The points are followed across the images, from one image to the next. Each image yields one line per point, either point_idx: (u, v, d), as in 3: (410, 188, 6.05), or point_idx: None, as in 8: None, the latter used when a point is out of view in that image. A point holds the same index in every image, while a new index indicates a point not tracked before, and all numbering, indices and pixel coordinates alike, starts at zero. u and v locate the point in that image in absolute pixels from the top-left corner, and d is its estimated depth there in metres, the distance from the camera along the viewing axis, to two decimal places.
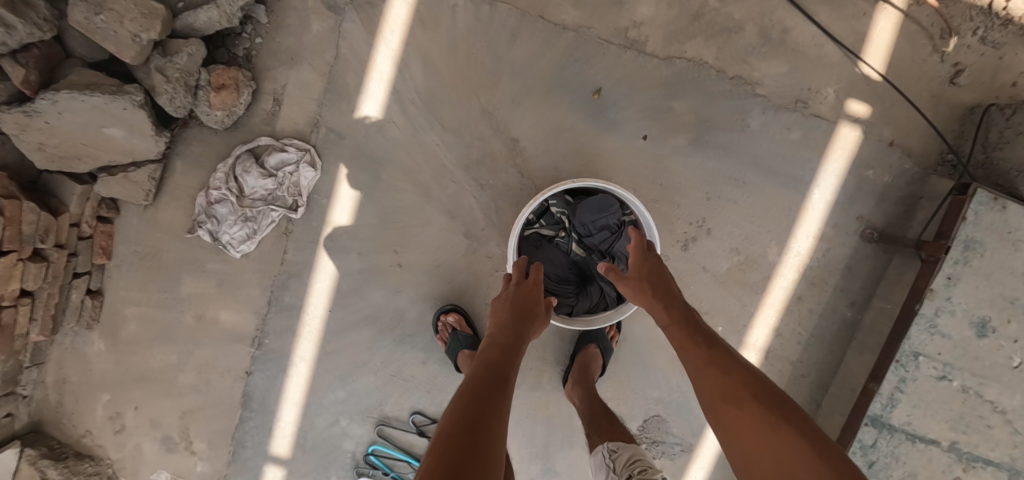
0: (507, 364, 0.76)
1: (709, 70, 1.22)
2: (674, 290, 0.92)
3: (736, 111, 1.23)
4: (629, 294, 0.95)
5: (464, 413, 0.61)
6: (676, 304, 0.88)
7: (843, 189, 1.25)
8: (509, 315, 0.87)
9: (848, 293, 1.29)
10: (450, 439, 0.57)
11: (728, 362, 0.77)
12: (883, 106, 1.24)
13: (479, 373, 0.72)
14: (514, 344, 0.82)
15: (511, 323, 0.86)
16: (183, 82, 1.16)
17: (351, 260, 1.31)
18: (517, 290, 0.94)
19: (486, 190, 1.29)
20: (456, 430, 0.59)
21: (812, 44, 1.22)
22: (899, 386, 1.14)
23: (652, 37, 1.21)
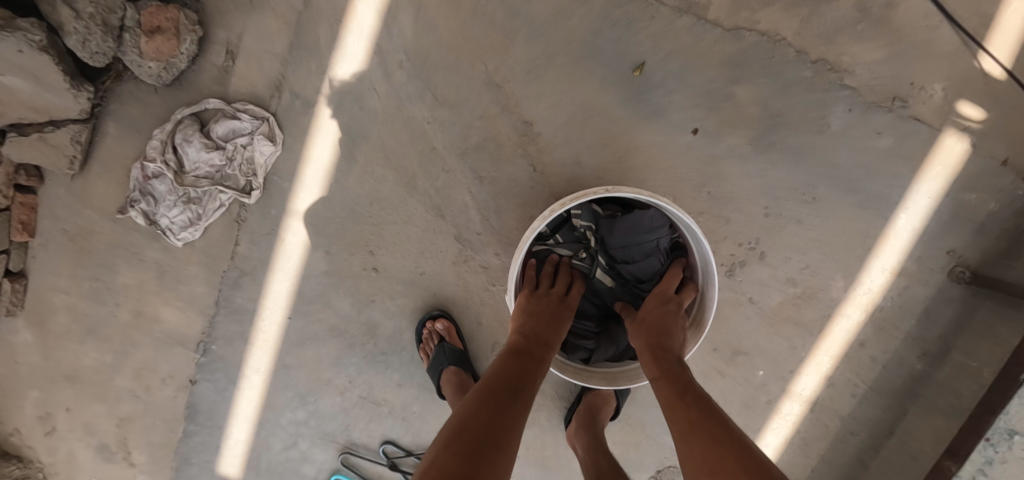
0: (531, 371, 0.69)
1: (786, 49, 0.94)
2: (676, 348, 0.75)
3: (815, 107, 0.96)
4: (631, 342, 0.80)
5: (471, 425, 0.55)
6: (670, 359, 0.72)
7: (936, 214, 0.99)
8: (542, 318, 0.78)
9: (923, 342, 1.05)
10: (460, 444, 0.52)
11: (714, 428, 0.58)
12: (1006, 112, 0.96)
13: (499, 377, 0.65)
14: (543, 350, 0.73)
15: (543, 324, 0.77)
16: (99, 21, 0.89)
17: (317, 259, 1.08)
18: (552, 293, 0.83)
19: (488, 185, 1.03)
20: (463, 435, 0.53)
21: (926, 23, 0.93)
22: (983, 469, 0.92)
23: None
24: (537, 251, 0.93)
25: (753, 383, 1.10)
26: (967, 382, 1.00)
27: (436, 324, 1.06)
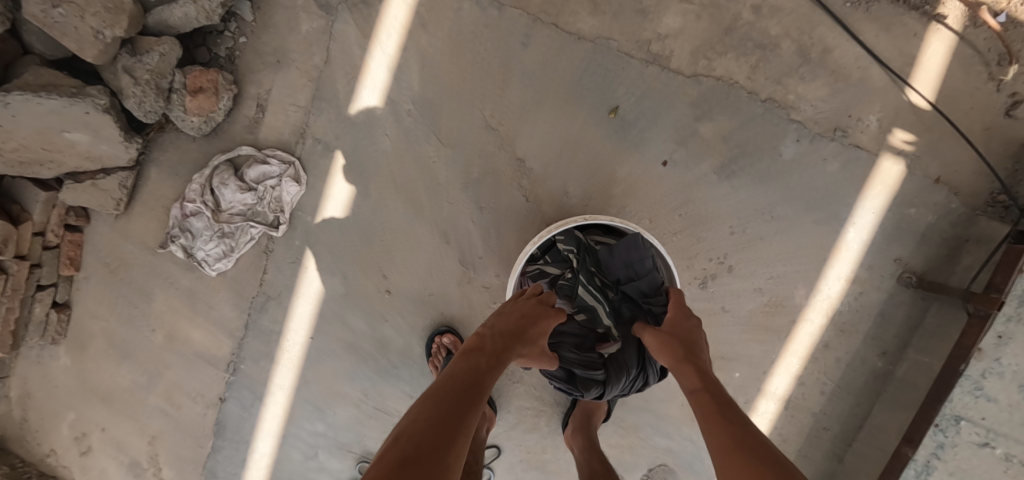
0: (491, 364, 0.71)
1: (740, 90, 1.10)
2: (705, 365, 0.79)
3: (767, 138, 1.11)
4: (655, 352, 0.84)
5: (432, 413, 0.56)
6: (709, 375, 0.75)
7: (881, 228, 1.13)
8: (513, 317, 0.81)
9: (880, 342, 1.17)
10: (418, 426, 0.53)
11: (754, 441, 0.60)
12: (934, 137, 1.11)
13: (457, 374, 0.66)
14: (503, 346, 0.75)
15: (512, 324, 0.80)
16: (155, 84, 1.04)
17: (336, 284, 1.20)
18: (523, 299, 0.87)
19: (487, 213, 1.17)
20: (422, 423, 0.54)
21: (858, 65, 1.09)
22: (936, 453, 1.03)
23: (679, 52, 1.09)
24: (529, 270, 1.04)
25: (732, 385, 1.21)
26: (921, 376, 1.12)
27: (443, 338, 1.17)
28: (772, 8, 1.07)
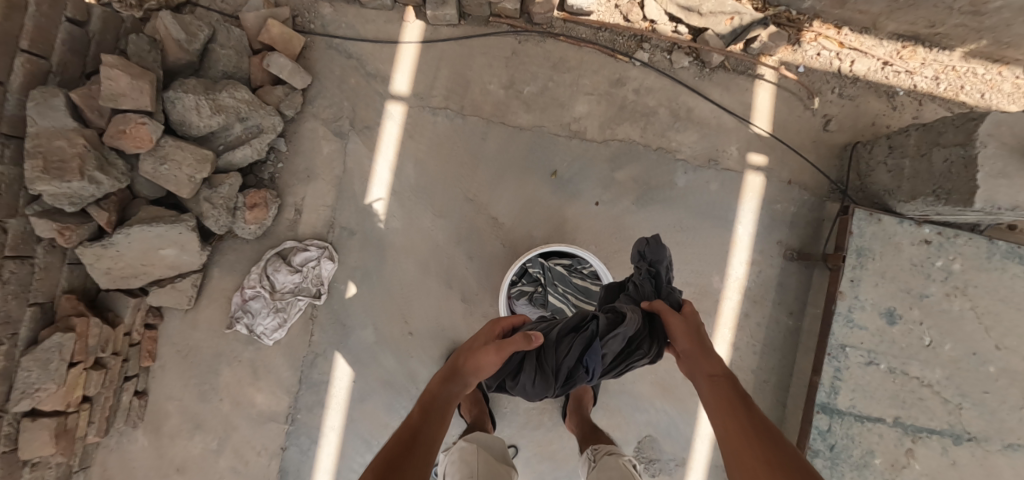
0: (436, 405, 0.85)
1: (638, 144, 1.57)
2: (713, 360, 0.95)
3: (665, 173, 1.56)
4: (678, 335, 0.97)
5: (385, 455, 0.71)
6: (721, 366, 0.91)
7: (760, 222, 1.56)
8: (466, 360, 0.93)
9: (784, 305, 1.55)
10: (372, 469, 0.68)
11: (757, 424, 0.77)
12: (777, 153, 1.58)
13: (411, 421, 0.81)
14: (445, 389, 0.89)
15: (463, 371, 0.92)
16: (225, 205, 1.44)
17: (368, 334, 1.55)
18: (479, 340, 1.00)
19: (476, 261, 1.57)
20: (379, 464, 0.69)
21: (713, 115, 1.58)
22: (837, 375, 1.39)
23: (591, 128, 1.58)
24: (513, 291, 1.40)
25: None
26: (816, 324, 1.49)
27: None
28: (646, 88, 1.58)
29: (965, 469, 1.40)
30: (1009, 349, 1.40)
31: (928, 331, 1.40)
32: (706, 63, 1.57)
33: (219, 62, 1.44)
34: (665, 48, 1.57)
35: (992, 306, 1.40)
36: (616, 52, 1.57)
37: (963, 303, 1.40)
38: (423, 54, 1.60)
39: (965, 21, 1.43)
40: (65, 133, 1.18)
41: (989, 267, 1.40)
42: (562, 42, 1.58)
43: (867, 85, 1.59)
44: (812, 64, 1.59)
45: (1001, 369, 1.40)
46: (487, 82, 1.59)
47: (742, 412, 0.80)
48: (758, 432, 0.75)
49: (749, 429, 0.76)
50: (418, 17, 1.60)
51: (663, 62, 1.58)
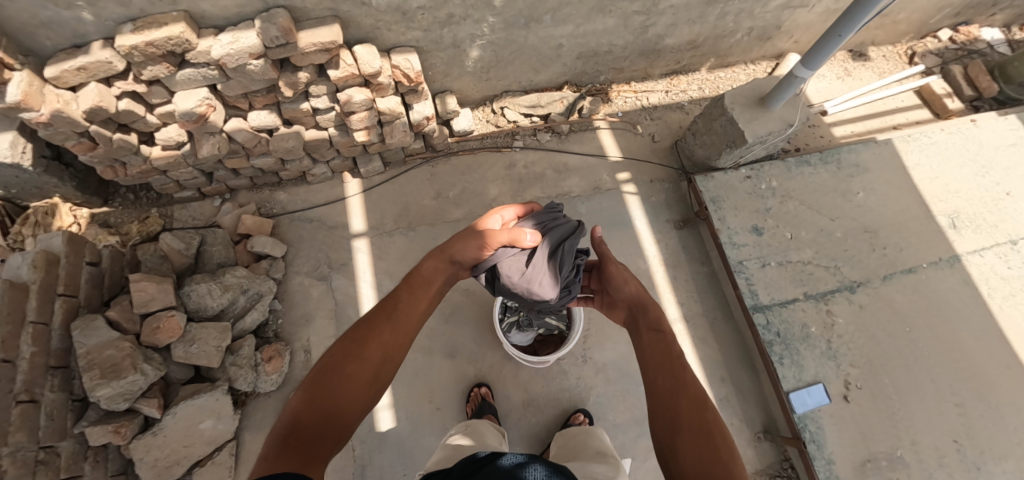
0: (380, 324, 0.95)
1: (544, 198, 2.14)
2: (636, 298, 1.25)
3: (570, 208, 2.13)
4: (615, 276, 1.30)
5: (329, 372, 0.86)
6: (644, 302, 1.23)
7: (648, 213, 2.14)
8: (464, 245, 1.18)
9: (694, 259, 2.07)
10: (322, 385, 0.84)
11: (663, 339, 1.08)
12: (634, 167, 2.23)
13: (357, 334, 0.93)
14: (392, 307, 1.00)
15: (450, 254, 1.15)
16: (248, 364, 1.67)
17: (404, 425, 1.78)
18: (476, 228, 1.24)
19: (467, 327, 1.93)
20: (326, 380, 0.85)
21: (581, 160, 2.23)
22: (750, 282, 1.87)
23: (507, 200, 2.13)
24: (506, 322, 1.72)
25: None
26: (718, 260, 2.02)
27: (480, 388, 1.81)
28: (531, 161, 2.20)
29: (870, 307, 1.86)
30: (838, 218, 2.00)
31: (786, 229, 1.96)
32: (561, 132, 2.27)
33: (213, 256, 1.79)
34: (530, 134, 2.25)
35: (810, 197, 2.03)
36: (501, 147, 2.22)
37: (794, 203, 2.01)
38: (367, 198, 2.11)
39: (693, 54, 2.30)
40: (111, 342, 1.42)
41: (793, 176, 2.06)
42: (461, 155, 2.20)
43: (665, 106, 2.37)
44: (624, 108, 2.34)
45: (843, 231, 1.98)
46: (421, 198, 2.12)
47: (680, 369, 0.99)
48: (684, 387, 0.95)
49: (681, 385, 0.95)
50: (355, 176, 2.14)
51: (533, 142, 2.24)
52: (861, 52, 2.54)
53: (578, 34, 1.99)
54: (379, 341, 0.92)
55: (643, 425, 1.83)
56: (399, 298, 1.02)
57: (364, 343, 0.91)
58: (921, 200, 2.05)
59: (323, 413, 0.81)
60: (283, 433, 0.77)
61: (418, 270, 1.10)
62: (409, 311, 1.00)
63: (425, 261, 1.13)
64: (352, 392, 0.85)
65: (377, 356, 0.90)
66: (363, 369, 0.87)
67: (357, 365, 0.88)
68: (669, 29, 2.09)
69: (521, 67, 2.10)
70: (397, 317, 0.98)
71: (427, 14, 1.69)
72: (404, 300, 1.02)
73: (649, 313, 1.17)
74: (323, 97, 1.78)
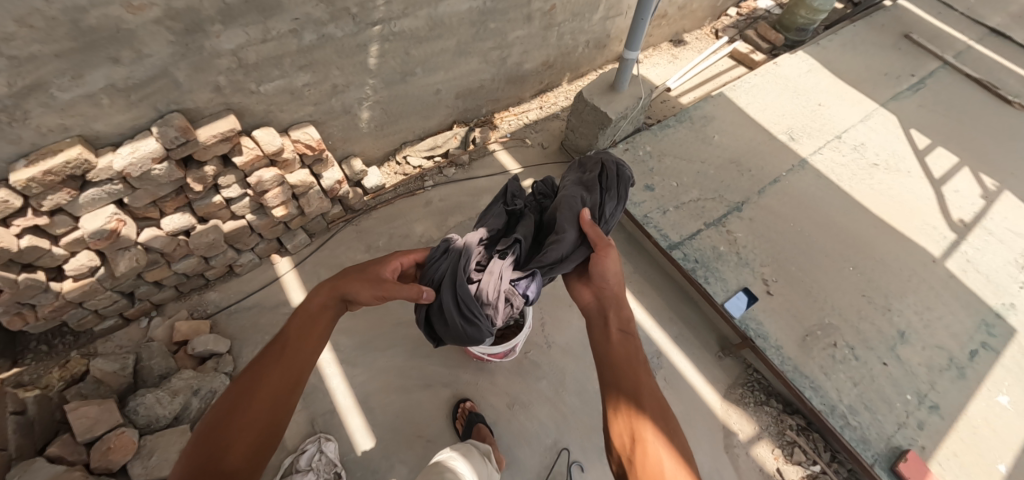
0: (265, 368, 1.00)
1: (467, 222, 2.34)
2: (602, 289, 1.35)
3: None
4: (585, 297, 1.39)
5: (219, 425, 0.90)
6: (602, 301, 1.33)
7: None
8: (361, 289, 1.20)
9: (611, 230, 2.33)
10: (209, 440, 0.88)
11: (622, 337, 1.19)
12: (535, 173, 2.51)
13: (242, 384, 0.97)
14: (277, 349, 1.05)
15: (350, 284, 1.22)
16: None
17: (399, 468, 1.74)
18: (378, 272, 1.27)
19: (432, 354, 1.97)
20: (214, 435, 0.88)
21: (489, 181, 2.48)
22: (659, 229, 2.13)
23: (436, 232, 2.29)
24: None
25: None
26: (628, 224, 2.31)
27: (466, 402, 1.83)
28: (446, 194, 2.41)
29: (758, 217, 2.19)
30: (708, 159, 2.38)
31: (671, 179, 2.29)
32: (464, 164, 2.51)
33: (154, 368, 1.73)
34: (437, 172, 2.47)
35: (680, 149, 2.40)
36: (414, 191, 2.41)
37: (670, 158, 2.37)
38: (301, 271, 2.17)
39: (551, 72, 2.71)
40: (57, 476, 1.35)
41: (661, 138, 2.44)
42: (381, 208, 2.36)
43: (544, 119, 2.73)
44: (511, 129, 2.67)
45: (715, 168, 2.35)
46: (354, 256, 2.21)
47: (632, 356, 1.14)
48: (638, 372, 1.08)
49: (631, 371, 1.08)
50: (283, 255, 2.20)
51: (442, 178, 2.46)
52: (679, 39, 3.12)
53: (451, 77, 2.30)
54: (281, 372, 1.00)
55: None
56: (285, 341, 1.07)
57: (265, 374, 0.98)
58: (762, 128, 2.50)
59: (228, 442, 0.88)
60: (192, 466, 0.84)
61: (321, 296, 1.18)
62: (309, 337, 1.09)
63: (313, 295, 1.18)
64: (241, 435, 0.89)
65: (278, 385, 0.98)
66: (263, 400, 0.94)
67: (258, 395, 0.95)
68: (524, 56, 2.48)
69: (411, 118, 2.35)
70: (287, 357, 1.03)
71: (314, 89, 1.90)
72: (290, 341, 1.07)
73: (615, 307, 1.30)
74: (234, 186, 1.88)
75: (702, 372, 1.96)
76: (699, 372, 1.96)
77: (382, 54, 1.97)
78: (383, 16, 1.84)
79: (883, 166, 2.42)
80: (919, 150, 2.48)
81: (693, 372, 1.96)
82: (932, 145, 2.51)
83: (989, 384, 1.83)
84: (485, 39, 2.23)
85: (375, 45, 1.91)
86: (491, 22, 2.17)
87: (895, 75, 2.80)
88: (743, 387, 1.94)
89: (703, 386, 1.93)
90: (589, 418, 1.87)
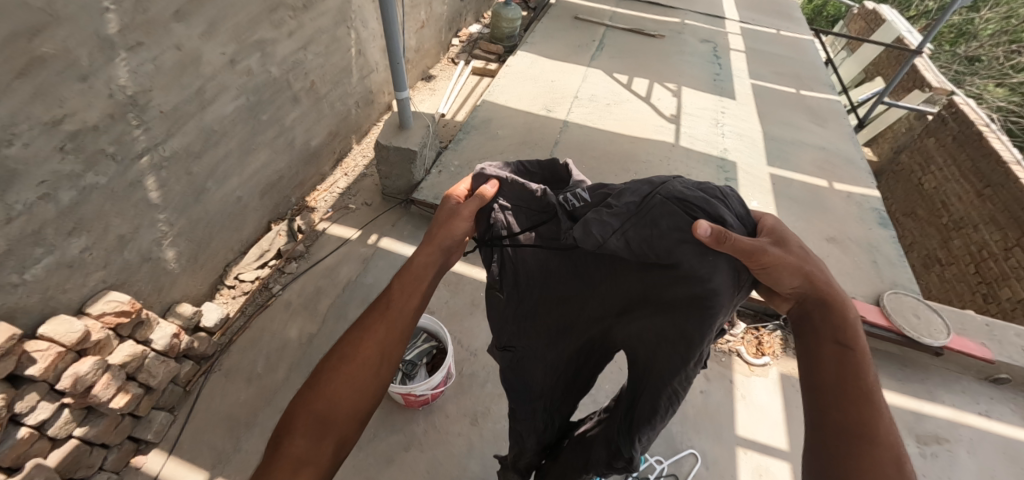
0: (373, 335, 0.79)
1: (336, 300, 2.23)
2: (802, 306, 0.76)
3: (361, 287, 2.27)
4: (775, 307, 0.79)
5: (321, 403, 0.74)
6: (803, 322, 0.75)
7: (412, 242, 2.47)
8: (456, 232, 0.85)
9: None
10: (306, 423, 0.73)
11: (850, 380, 0.67)
12: (373, 226, 2.53)
13: (348, 348, 0.78)
14: (383, 312, 0.81)
15: (444, 240, 0.85)
16: None
17: None
18: (444, 212, 0.88)
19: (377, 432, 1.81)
20: (308, 414, 0.73)
21: (334, 253, 2.39)
22: None
23: (312, 327, 2.14)
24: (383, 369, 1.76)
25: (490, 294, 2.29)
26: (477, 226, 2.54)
27: None
28: (300, 288, 2.26)
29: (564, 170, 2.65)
30: (505, 147, 2.73)
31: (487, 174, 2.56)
32: (302, 253, 2.37)
33: None
34: (278, 274, 2.28)
35: (480, 151, 2.70)
36: (265, 302, 2.20)
37: (478, 160, 2.63)
38: (182, 452, 1.79)
39: (339, 140, 2.81)
40: None
41: (461, 147, 2.71)
42: (238, 338, 2.09)
43: (353, 180, 2.77)
44: (328, 202, 2.64)
45: (515, 149, 2.72)
46: (238, 399, 1.93)
47: (870, 412, 0.64)
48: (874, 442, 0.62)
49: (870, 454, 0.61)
50: (148, 451, 1.79)
51: (286, 276, 2.29)
52: (428, 75, 3.56)
53: (246, 180, 2.21)
54: (399, 328, 0.81)
55: None
56: (401, 303, 0.82)
57: (357, 352, 0.77)
58: (525, 110, 3.00)
59: (343, 398, 0.75)
60: (270, 461, 0.70)
61: (415, 259, 0.85)
62: (403, 311, 0.82)
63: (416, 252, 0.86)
64: (345, 413, 0.74)
65: (385, 358, 0.78)
66: (376, 361, 0.78)
67: (353, 375, 0.76)
68: (307, 134, 2.52)
69: (222, 236, 2.18)
70: (394, 325, 0.80)
71: (96, 250, 1.63)
72: (404, 304, 0.82)
73: (824, 315, 0.72)
74: (42, 404, 1.46)
75: None
76: None
77: (162, 184, 1.81)
78: (147, 145, 1.70)
79: (613, 102, 3.15)
80: (626, 83, 3.36)
81: None
82: (630, 78, 3.42)
83: (744, 198, 2.61)
84: (263, 131, 2.23)
85: (150, 177, 1.75)
86: (262, 114, 2.18)
87: (584, 43, 3.75)
88: None
89: None
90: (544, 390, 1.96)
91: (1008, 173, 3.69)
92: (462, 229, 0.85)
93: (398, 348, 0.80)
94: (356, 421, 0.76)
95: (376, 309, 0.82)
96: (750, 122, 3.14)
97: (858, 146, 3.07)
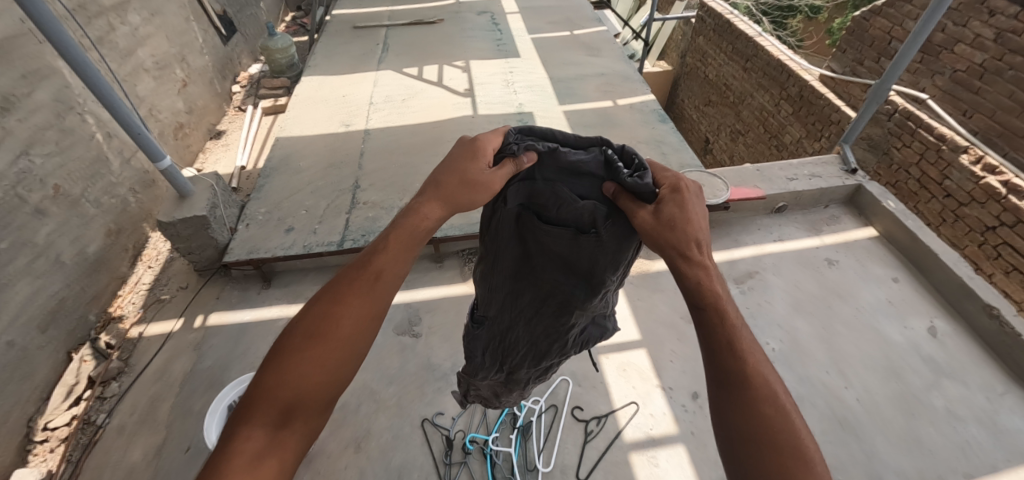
0: (348, 301, 0.81)
1: (177, 398, 2.01)
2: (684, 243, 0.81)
3: (201, 374, 2.07)
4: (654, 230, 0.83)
5: (289, 375, 0.75)
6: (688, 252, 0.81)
7: (246, 306, 2.30)
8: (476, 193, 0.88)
9: (302, 278, 2.40)
10: (276, 391, 0.74)
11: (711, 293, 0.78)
12: (199, 308, 2.32)
13: (323, 309, 0.80)
14: (362, 275, 0.84)
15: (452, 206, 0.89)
16: None
17: None
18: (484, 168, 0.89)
19: None
20: (276, 386, 0.74)
21: (161, 354, 2.16)
22: (318, 247, 2.27)
23: (156, 439, 1.89)
24: None
25: None
26: (305, 265, 2.42)
27: None
28: (130, 405, 2.00)
29: (373, 177, 2.62)
30: (311, 176, 2.65)
31: (298, 212, 2.46)
32: (121, 369, 2.11)
33: None
34: (99, 403, 2.00)
35: (286, 191, 2.59)
36: (92, 438, 1.91)
37: (286, 201, 2.53)
38: None
39: (125, 236, 2.53)
40: None
41: (264, 195, 2.57)
42: None
43: (160, 271, 2.52)
44: (137, 304, 2.38)
45: (322, 176, 2.65)
46: None
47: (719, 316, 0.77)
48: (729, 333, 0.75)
49: (784, 445, 0.66)
50: None
51: (109, 401, 2.02)
52: (216, 132, 3.32)
53: (13, 318, 1.91)
54: (373, 293, 0.83)
55: (414, 349, 2.07)
56: (380, 269, 0.84)
57: (325, 328, 0.78)
58: (325, 134, 2.92)
59: (309, 372, 0.75)
60: (226, 446, 0.70)
61: (415, 219, 0.89)
62: (383, 283, 0.84)
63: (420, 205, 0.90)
64: (310, 381, 0.75)
65: (356, 328, 0.80)
66: (351, 330, 0.79)
67: (323, 353, 0.77)
68: (77, 244, 2.24)
69: (8, 391, 1.87)
70: (371, 289, 0.83)
71: None
72: (382, 272, 0.84)
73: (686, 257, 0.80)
74: None
75: (445, 284, 2.32)
76: (443, 286, 2.32)
77: None
78: None
79: (408, 97, 3.19)
80: (417, 74, 3.42)
81: (440, 290, 2.30)
82: (420, 68, 3.48)
83: None
84: (10, 260, 1.92)
85: None
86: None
87: (369, 50, 3.73)
88: (468, 263, 2.40)
89: (450, 290, 2.30)
90: (417, 388, 1.96)
91: (756, 45, 4.36)
92: (479, 202, 0.89)
93: (374, 322, 0.82)
94: (328, 392, 0.77)
95: (360, 268, 0.85)
96: (537, 73, 3.37)
97: (630, 62, 3.45)
